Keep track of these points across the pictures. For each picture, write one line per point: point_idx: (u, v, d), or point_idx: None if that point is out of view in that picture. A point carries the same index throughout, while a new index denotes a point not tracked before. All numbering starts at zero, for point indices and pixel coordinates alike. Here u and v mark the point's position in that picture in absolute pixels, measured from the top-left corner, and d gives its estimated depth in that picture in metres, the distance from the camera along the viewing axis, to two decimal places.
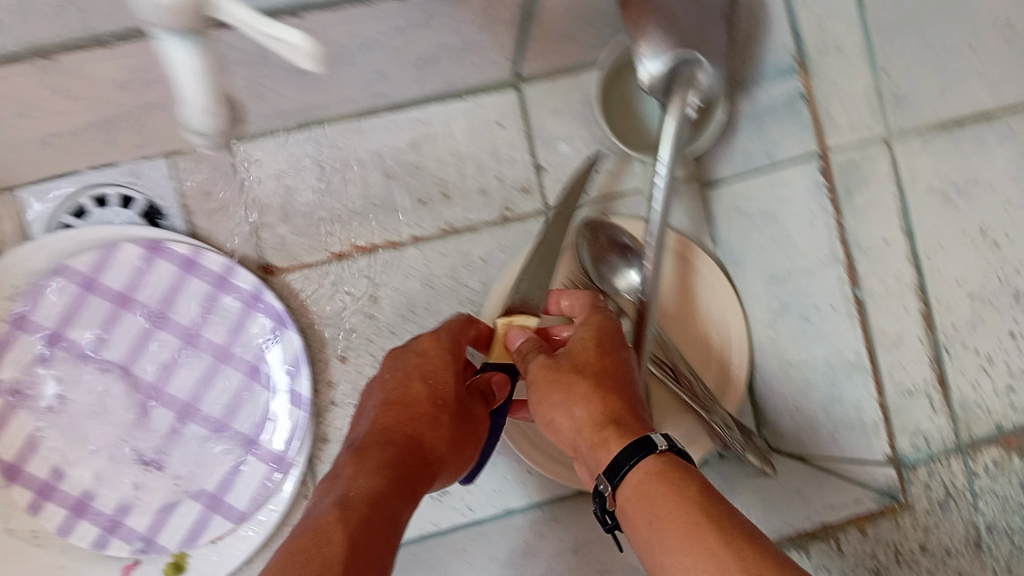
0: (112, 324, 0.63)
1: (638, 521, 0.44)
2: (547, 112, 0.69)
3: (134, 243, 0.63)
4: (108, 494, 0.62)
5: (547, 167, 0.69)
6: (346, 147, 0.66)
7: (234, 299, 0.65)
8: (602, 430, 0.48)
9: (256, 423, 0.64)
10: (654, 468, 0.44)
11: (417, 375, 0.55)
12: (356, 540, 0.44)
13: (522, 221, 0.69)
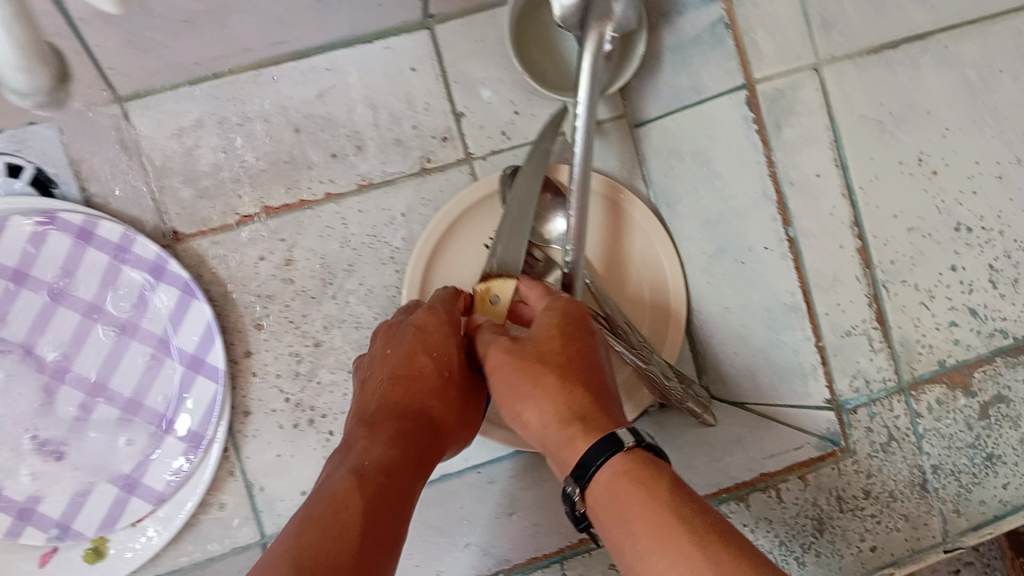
0: (8, 302, 0.60)
1: (609, 525, 0.41)
2: (463, 54, 0.64)
3: (26, 215, 0.60)
4: (18, 481, 0.59)
5: (467, 113, 0.65)
6: (249, 102, 0.63)
7: (137, 270, 0.61)
8: (569, 426, 0.45)
9: (170, 399, 0.61)
10: (623, 465, 0.42)
11: (418, 346, 0.53)
12: (370, 517, 0.44)
13: (443, 171, 0.65)
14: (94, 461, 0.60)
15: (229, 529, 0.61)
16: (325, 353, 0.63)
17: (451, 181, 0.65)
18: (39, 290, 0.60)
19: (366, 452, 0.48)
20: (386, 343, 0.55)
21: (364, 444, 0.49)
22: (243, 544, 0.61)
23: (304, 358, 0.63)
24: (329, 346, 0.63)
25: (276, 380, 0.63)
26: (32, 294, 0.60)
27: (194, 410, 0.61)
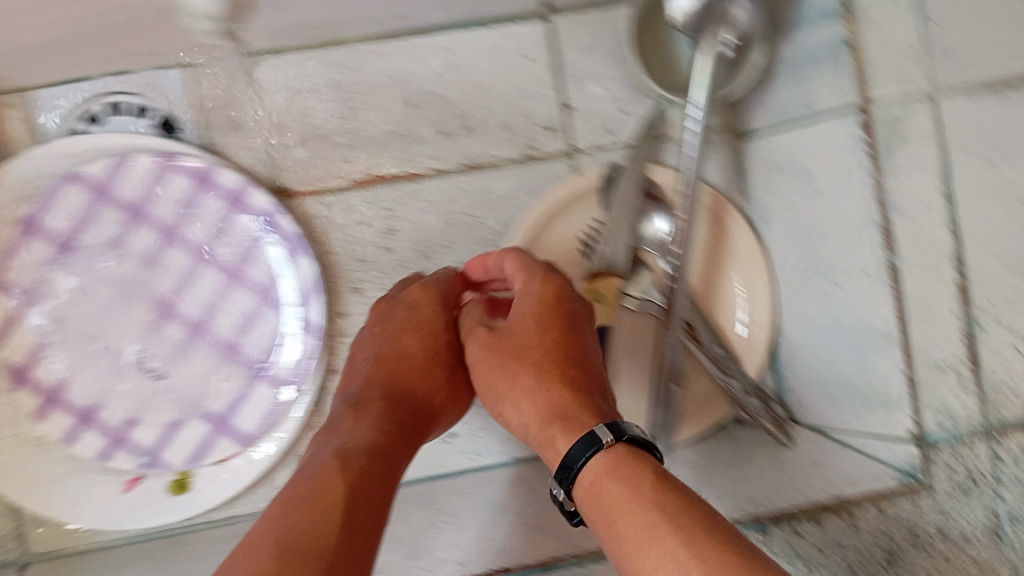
0: (126, 236, 0.63)
1: (603, 529, 0.42)
2: (577, 48, 0.65)
3: (149, 154, 0.62)
4: (116, 406, 0.62)
5: (577, 106, 0.65)
6: (365, 71, 0.64)
7: (248, 219, 0.63)
8: (550, 424, 0.47)
9: (266, 346, 0.63)
10: (605, 464, 0.43)
11: (408, 329, 0.56)
12: (360, 492, 0.45)
13: (546, 161, 0.65)
14: (188, 397, 0.62)
15: None
16: None
17: (552, 171, 0.65)
18: (155, 228, 0.64)
19: (351, 433, 0.49)
20: (371, 327, 0.57)
21: (349, 426, 0.50)
22: None
23: None
24: None
25: None
26: (148, 231, 0.63)
27: (289, 363, 0.62)
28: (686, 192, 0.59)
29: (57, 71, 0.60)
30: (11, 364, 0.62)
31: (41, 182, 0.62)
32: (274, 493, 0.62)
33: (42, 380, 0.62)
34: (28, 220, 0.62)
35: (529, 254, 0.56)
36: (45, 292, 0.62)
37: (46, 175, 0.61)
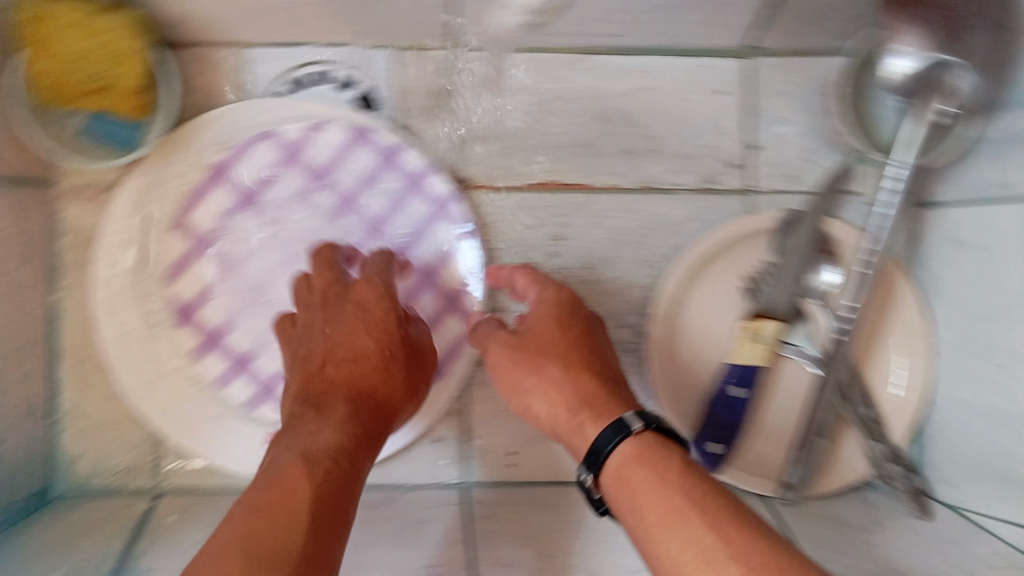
0: (305, 198, 0.64)
1: (628, 514, 0.46)
2: (771, 89, 0.66)
3: (344, 124, 0.63)
4: (269, 360, 0.63)
5: (762, 147, 0.66)
6: (564, 79, 0.65)
7: (424, 203, 0.64)
8: (577, 417, 0.52)
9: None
10: (631, 451, 0.48)
11: (360, 326, 0.57)
12: (321, 494, 0.45)
13: (722, 195, 0.66)
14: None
15: (436, 467, 0.67)
16: None
17: (724, 206, 0.66)
18: (331, 196, 0.64)
19: (324, 436, 0.49)
20: (330, 317, 0.58)
21: (324, 429, 0.50)
22: (446, 482, 0.67)
23: None
24: None
25: None
26: (325, 196, 0.64)
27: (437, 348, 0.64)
28: (868, 251, 0.60)
29: (279, 32, 0.62)
30: (179, 300, 0.63)
31: (238, 133, 0.63)
32: (410, 465, 0.67)
33: (206, 321, 0.63)
34: (215, 167, 0.63)
35: (541, 272, 0.61)
36: (220, 239, 0.63)
37: (245, 126, 0.62)
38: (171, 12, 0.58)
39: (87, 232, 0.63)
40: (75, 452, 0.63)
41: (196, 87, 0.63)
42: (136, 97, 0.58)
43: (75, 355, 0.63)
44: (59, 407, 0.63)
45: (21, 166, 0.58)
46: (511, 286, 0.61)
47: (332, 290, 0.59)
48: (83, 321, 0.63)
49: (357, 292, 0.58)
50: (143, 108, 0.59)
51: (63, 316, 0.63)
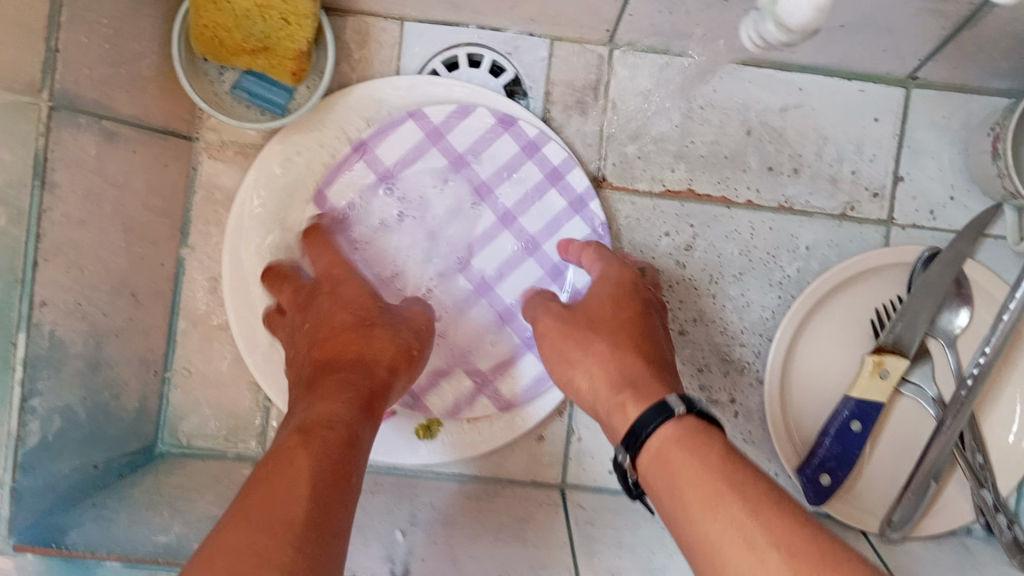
0: (442, 183, 0.62)
1: (662, 495, 0.42)
2: (925, 122, 0.65)
3: (490, 112, 0.62)
4: None
5: (907, 179, 0.65)
6: (717, 90, 0.64)
7: (561, 197, 0.63)
8: (619, 391, 0.47)
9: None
10: (675, 432, 0.43)
11: (336, 306, 0.53)
12: (323, 460, 0.40)
13: (860, 223, 0.65)
14: (460, 350, 0.62)
15: (538, 464, 0.65)
16: (684, 343, 0.64)
17: (862, 236, 0.65)
18: (469, 182, 0.63)
19: (317, 408, 0.45)
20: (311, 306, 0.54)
21: (310, 402, 0.46)
22: (545, 481, 0.65)
23: None
24: (692, 338, 0.64)
25: None
26: (462, 182, 0.63)
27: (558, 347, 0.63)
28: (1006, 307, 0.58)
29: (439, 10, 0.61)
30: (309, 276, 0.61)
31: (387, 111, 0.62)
32: (510, 461, 0.65)
33: None
34: (359, 143, 0.61)
35: (608, 249, 0.58)
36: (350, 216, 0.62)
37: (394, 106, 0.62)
38: None
39: (225, 192, 0.63)
40: (181, 413, 0.63)
41: (348, 58, 0.63)
42: (287, 60, 0.56)
43: (197, 314, 0.63)
44: (175, 363, 0.63)
45: (167, 116, 0.58)
46: (578, 262, 0.59)
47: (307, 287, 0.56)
48: (209, 281, 0.63)
49: (329, 280, 0.56)
50: (296, 71, 0.57)
51: (190, 273, 0.62)
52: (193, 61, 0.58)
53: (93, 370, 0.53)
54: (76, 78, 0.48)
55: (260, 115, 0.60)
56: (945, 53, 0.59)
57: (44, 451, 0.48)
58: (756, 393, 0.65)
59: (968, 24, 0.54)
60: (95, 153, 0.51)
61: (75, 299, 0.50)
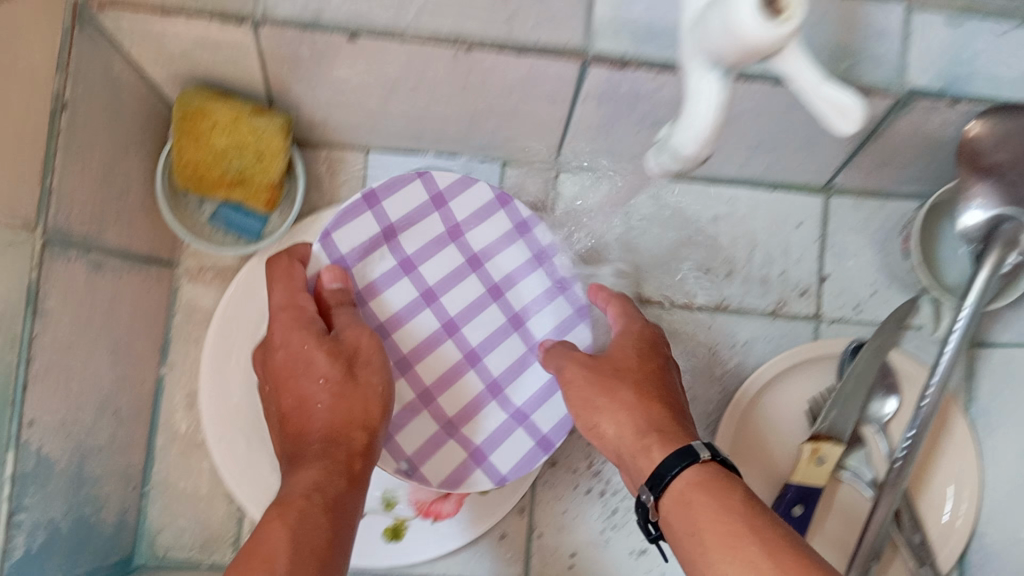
0: (438, 248, 0.63)
1: (681, 535, 0.46)
2: (846, 226, 0.71)
3: (489, 187, 0.64)
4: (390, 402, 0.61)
5: (831, 277, 0.71)
6: (654, 203, 0.71)
7: (544, 279, 0.66)
8: (644, 439, 0.51)
9: (532, 398, 0.64)
10: (696, 476, 0.47)
11: (295, 370, 0.53)
12: (296, 527, 0.45)
13: (791, 319, 0.70)
14: (451, 417, 0.62)
15: (502, 562, 0.67)
16: None
17: (794, 330, 0.70)
18: (461, 251, 0.64)
19: (294, 479, 0.48)
20: (275, 368, 0.55)
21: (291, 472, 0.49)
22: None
23: None
24: None
25: (587, 446, 0.69)
26: (456, 253, 0.64)
27: None
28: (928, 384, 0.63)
29: (400, 140, 0.67)
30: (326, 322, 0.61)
31: None
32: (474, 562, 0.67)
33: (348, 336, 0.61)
34: (368, 194, 0.61)
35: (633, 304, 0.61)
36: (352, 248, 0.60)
37: None
38: (307, 120, 0.64)
39: (204, 312, 0.67)
40: (156, 524, 0.65)
41: (318, 185, 0.68)
42: (262, 190, 0.62)
43: (175, 429, 0.66)
44: (153, 477, 0.65)
45: (149, 242, 0.63)
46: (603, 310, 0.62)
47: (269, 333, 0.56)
48: (187, 397, 0.66)
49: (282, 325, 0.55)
50: (271, 199, 0.63)
51: (169, 390, 0.66)
52: (175, 197, 0.64)
53: (77, 484, 0.56)
54: (67, 215, 0.53)
55: (236, 240, 0.65)
56: (853, 164, 0.66)
57: (28, 564, 0.51)
58: None
59: (871, 138, 0.61)
60: (83, 278, 0.55)
61: (62, 417, 0.53)
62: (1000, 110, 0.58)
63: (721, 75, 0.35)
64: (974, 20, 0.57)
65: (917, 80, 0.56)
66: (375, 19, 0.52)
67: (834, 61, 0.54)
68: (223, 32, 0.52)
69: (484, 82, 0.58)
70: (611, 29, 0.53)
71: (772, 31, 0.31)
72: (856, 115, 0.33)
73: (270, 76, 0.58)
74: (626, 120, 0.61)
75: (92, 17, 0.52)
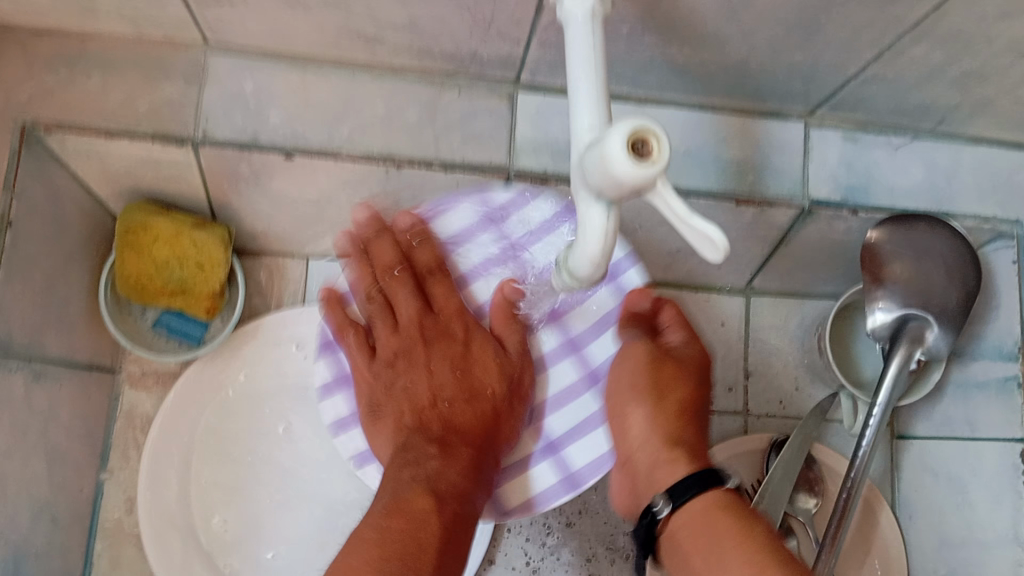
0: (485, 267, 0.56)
1: (690, 556, 0.48)
2: (767, 324, 0.75)
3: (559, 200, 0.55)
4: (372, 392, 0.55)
5: (755, 373, 0.74)
6: None
7: (605, 305, 0.54)
8: (674, 453, 0.53)
9: (569, 428, 0.54)
10: (712, 500, 0.49)
11: (457, 360, 0.56)
12: (443, 531, 0.49)
13: (720, 415, 0.73)
14: None
15: None
16: (572, 535, 0.70)
17: (721, 425, 0.73)
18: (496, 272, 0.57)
19: (438, 469, 0.51)
20: (431, 355, 0.56)
21: (438, 462, 0.52)
22: None
23: (554, 531, 0.70)
24: (578, 529, 0.71)
25: (524, 542, 0.70)
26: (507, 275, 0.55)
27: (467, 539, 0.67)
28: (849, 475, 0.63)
29: (340, 247, 0.70)
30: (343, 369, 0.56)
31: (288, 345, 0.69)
32: None
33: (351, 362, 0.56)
34: (419, 213, 0.56)
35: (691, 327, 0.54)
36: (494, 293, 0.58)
37: (291, 341, 0.69)
38: (247, 229, 0.67)
39: (143, 416, 0.68)
40: None
41: (260, 291, 0.71)
42: (202, 299, 0.64)
43: (112, 534, 0.66)
44: None
45: (89, 348, 0.65)
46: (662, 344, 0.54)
47: (459, 311, 0.56)
48: (125, 500, 0.67)
49: (460, 327, 0.56)
50: (211, 308, 0.65)
51: (107, 495, 0.67)
52: (120, 304, 0.67)
53: None
54: (10, 326, 0.55)
55: (179, 346, 0.68)
56: (768, 267, 0.70)
57: None
58: None
59: (782, 244, 0.65)
60: (22, 390, 0.56)
61: None
62: (898, 219, 0.61)
63: (605, 208, 0.38)
64: (872, 133, 0.60)
65: (818, 192, 0.59)
66: (310, 138, 0.55)
67: (740, 176, 0.58)
68: (164, 154, 0.55)
69: (415, 196, 0.61)
70: (531, 146, 0.56)
71: (640, 171, 0.34)
72: (723, 247, 0.34)
73: (210, 192, 0.61)
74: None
75: (39, 140, 0.54)
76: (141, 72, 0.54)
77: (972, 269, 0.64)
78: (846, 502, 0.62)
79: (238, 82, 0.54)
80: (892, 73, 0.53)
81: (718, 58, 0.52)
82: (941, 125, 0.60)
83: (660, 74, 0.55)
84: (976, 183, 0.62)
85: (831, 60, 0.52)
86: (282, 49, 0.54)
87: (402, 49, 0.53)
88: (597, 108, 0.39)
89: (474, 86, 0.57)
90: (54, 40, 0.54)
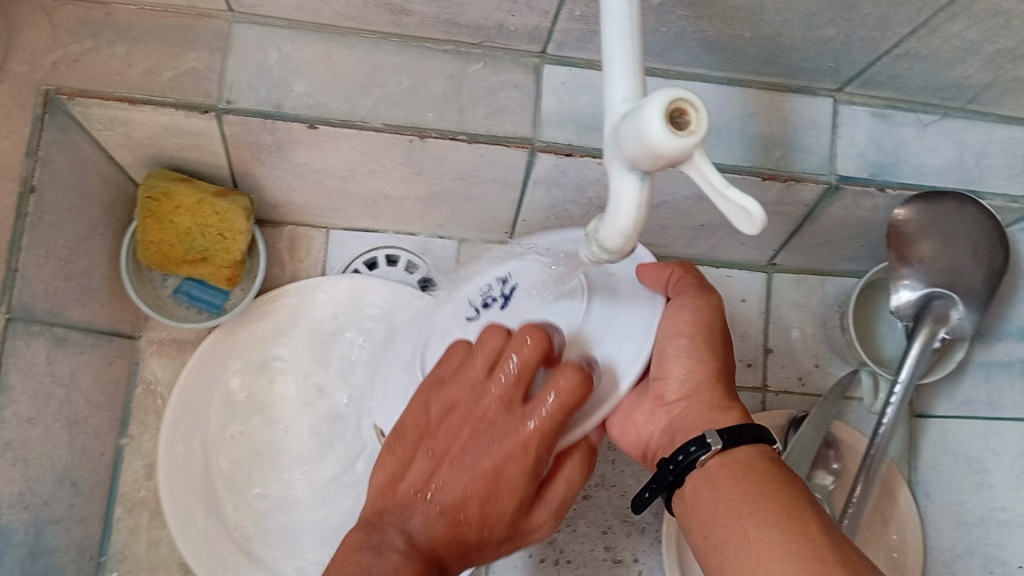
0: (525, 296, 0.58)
1: (733, 497, 0.44)
2: (787, 301, 0.75)
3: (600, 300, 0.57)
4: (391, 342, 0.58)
5: (775, 350, 0.74)
6: None
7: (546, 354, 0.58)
8: (729, 401, 0.51)
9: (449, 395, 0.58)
10: (766, 455, 0.46)
11: (481, 483, 0.48)
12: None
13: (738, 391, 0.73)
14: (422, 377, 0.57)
15: None
16: (587, 507, 0.71)
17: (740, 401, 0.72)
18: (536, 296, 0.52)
19: (396, 565, 0.47)
20: (469, 449, 0.49)
21: (401, 559, 0.47)
22: None
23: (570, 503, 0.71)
24: (595, 502, 0.71)
25: None
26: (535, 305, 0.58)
27: None
28: (868, 452, 0.63)
29: (361, 218, 0.70)
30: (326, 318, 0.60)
31: (309, 315, 0.70)
32: None
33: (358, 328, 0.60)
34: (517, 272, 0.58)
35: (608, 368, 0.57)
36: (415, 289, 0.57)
37: (310, 311, 0.69)
38: (269, 199, 0.67)
39: (163, 384, 0.69)
40: None
41: (280, 261, 0.71)
42: (223, 268, 0.64)
43: (132, 500, 0.67)
44: (111, 547, 0.66)
45: (110, 314, 0.65)
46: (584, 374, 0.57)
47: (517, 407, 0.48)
48: (146, 467, 0.68)
49: (517, 443, 0.48)
50: (232, 277, 0.65)
51: (128, 461, 0.67)
52: (141, 272, 0.66)
53: (33, 556, 0.56)
54: (32, 293, 0.55)
55: (199, 314, 0.68)
56: (791, 244, 0.69)
57: None
58: (659, 552, 0.71)
59: (807, 221, 0.65)
60: (45, 357, 0.57)
61: (19, 489, 0.55)
62: (927, 197, 0.60)
63: (638, 179, 0.37)
64: (902, 110, 0.59)
65: (845, 168, 0.58)
66: (335, 107, 0.54)
67: (767, 151, 0.57)
68: (187, 121, 0.55)
69: (437, 170, 0.61)
70: (556, 119, 0.56)
71: (676, 143, 0.33)
72: (759, 221, 0.34)
73: (232, 162, 0.60)
74: (575, 202, 0.64)
75: (62, 107, 0.54)
76: (164, 40, 0.53)
77: (1000, 250, 0.63)
78: (863, 478, 0.62)
79: (262, 51, 0.54)
80: (927, 51, 0.52)
81: (750, 32, 0.51)
82: (972, 104, 0.59)
83: (689, 49, 0.54)
84: (1005, 162, 0.61)
85: (865, 36, 0.51)
86: (307, 18, 0.53)
87: (429, 20, 0.52)
88: (631, 78, 0.38)
89: (500, 58, 0.56)
90: (81, 8, 0.54)
